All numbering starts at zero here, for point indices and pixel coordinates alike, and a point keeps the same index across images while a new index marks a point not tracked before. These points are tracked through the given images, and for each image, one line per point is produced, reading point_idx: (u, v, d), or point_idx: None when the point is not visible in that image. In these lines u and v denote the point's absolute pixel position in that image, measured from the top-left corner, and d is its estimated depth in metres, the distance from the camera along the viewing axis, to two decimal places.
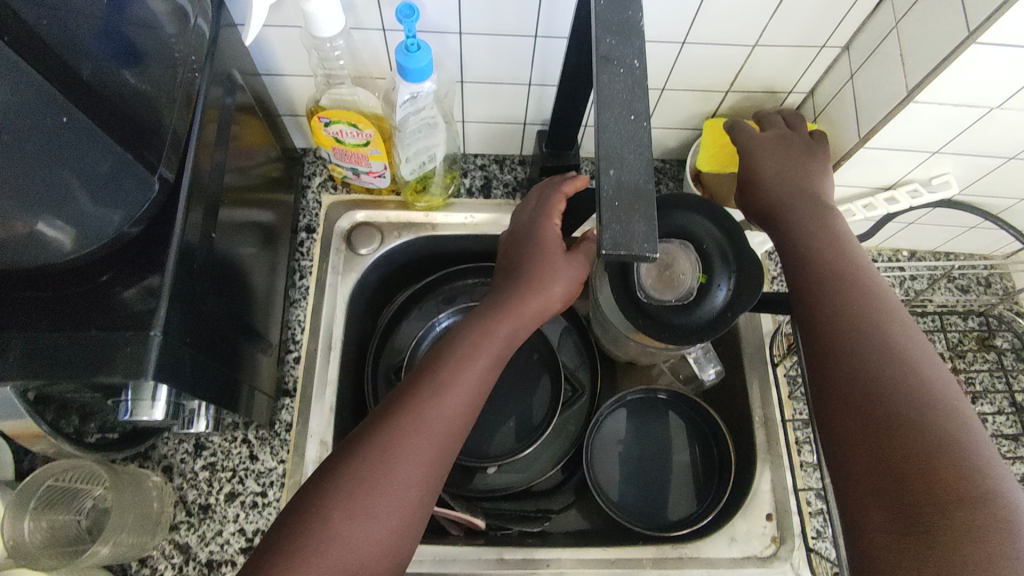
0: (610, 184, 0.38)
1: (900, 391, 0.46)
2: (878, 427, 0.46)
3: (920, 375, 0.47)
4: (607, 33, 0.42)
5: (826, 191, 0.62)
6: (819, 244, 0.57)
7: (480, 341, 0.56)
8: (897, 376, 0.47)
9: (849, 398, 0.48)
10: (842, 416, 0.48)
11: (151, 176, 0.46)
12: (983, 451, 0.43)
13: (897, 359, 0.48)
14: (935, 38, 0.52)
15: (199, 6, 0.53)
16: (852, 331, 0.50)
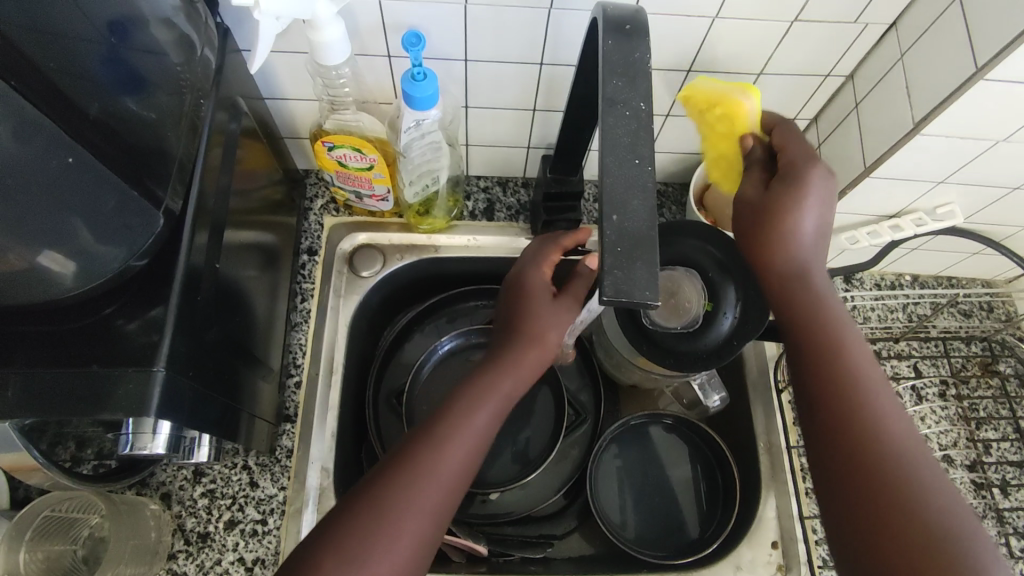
0: (613, 229, 0.38)
1: (875, 428, 0.45)
2: (839, 455, 0.45)
3: (879, 411, 0.45)
4: (613, 76, 0.42)
5: None
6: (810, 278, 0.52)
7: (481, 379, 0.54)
8: (860, 412, 0.45)
9: (833, 452, 0.45)
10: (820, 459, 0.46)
11: (157, 210, 0.45)
12: (944, 489, 0.43)
13: (860, 399, 0.45)
14: (942, 74, 0.53)
15: (205, 37, 0.53)
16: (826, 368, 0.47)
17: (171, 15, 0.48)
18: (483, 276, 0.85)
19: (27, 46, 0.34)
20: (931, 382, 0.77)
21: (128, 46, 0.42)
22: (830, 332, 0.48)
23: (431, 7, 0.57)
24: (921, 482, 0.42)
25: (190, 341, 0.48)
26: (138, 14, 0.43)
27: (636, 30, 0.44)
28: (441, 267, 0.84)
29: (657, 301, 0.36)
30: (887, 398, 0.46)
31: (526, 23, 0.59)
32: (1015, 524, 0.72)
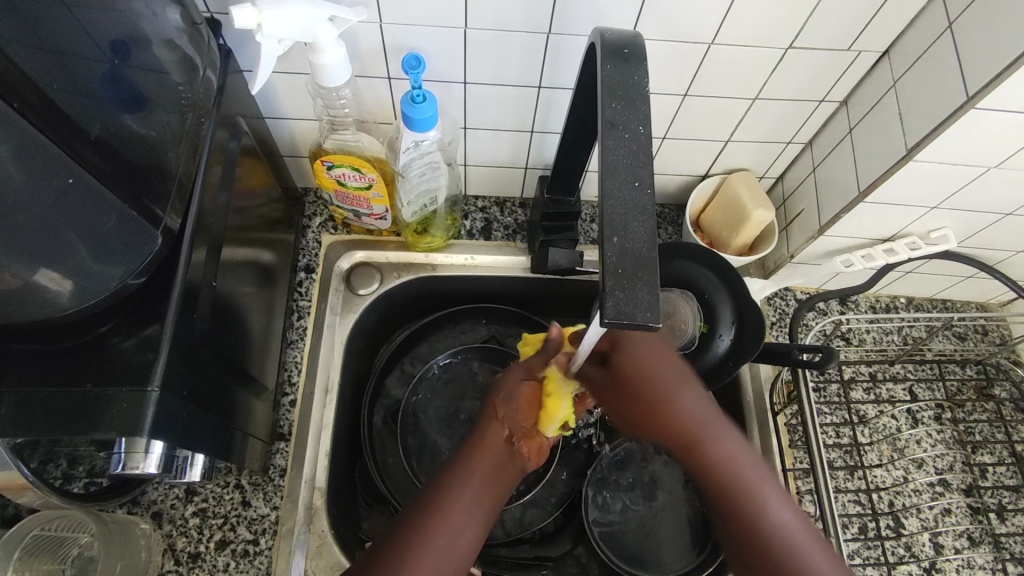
0: (613, 251, 0.37)
1: (719, 473, 0.52)
2: (721, 505, 0.51)
3: (717, 467, 0.52)
4: (611, 100, 0.43)
5: None
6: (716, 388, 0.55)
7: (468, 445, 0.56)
8: (742, 500, 0.50)
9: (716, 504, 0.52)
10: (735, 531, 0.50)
11: (156, 228, 0.45)
12: (790, 529, 0.49)
13: (738, 486, 0.51)
14: (934, 101, 0.54)
15: (208, 59, 0.54)
16: (698, 456, 0.53)
17: (173, 36, 0.48)
18: (480, 294, 0.85)
19: (29, 68, 0.34)
20: (926, 406, 0.77)
21: (130, 66, 0.43)
22: (688, 427, 0.54)
23: (431, 30, 0.58)
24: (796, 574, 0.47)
25: (186, 360, 0.48)
26: (140, 35, 0.44)
27: (634, 54, 0.44)
28: (437, 287, 0.83)
29: (659, 322, 0.35)
30: (747, 462, 0.52)
31: (524, 47, 0.60)
32: (1011, 550, 0.72)
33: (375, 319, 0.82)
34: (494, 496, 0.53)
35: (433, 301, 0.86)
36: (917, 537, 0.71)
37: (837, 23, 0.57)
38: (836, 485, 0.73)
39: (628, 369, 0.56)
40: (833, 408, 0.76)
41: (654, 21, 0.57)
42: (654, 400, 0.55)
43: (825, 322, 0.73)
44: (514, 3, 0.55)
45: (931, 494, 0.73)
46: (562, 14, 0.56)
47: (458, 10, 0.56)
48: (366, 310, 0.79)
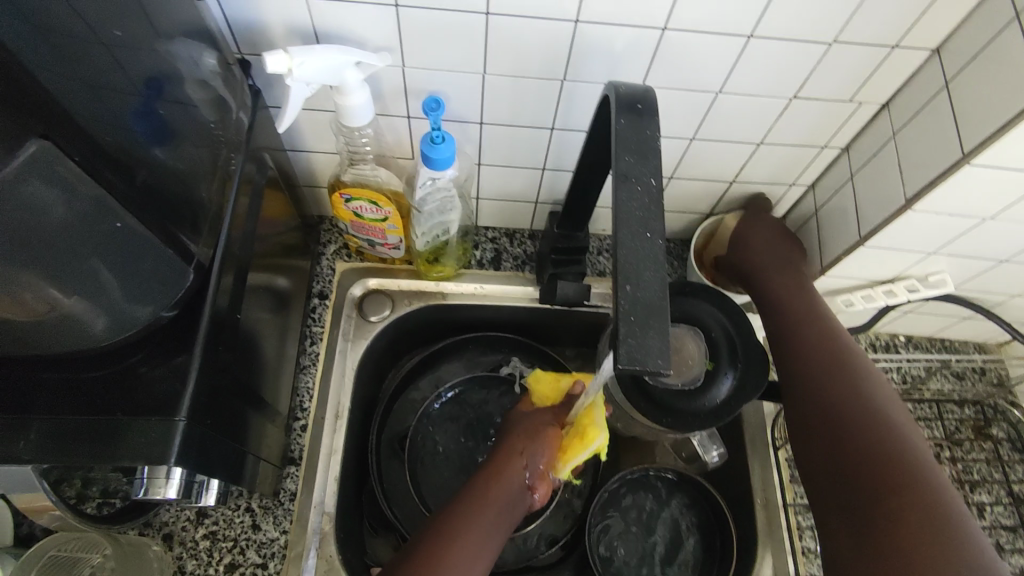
0: (627, 298, 0.40)
1: (833, 396, 0.63)
2: (837, 451, 0.61)
3: (879, 404, 0.62)
4: (624, 153, 0.45)
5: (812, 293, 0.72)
6: (804, 312, 0.70)
7: (487, 475, 0.63)
8: (862, 403, 0.62)
9: (833, 422, 0.62)
10: (829, 458, 0.61)
11: (187, 266, 0.47)
12: (945, 485, 0.56)
13: (874, 408, 0.61)
14: (932, 154, 0.56)
15: (240, 100, 0.57)
16: (828, 375, 0.65)
17: (206, 77, 0.51)
18: (488, 323, 0.87)
19: (86, 118, 0.37)
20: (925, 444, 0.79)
21: (165, 105, 0.46)
22: (883, 408, 0.61)
23: (451, 75, 0.60)
24: (921, 467, 0.57)
25: (209, 390, 0.49)
26: (171, 71, 0.47)
27: (647, 110, 0.46)
28: (447, 314, 0.85)
29: (670, 369, 0.38)
30: (918, 441, 0.59)
31: (540, 92, 0.62)
32: None
33: (385, 346, 0.84)
34: (504, 528, 0.60)
35: (442, 328, 0.88)
36: None
37: (839, 77, 0.59)
38: None
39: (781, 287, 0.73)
40: None
41: (664, 72, 0.60)
42: (835, 363, 0.65)
43: None
44: (531, 52, 0.58)
45: None
46: (577, 63, 0.59)
47: (478, 57, 0.58)
48: (376, 337, 0.81)
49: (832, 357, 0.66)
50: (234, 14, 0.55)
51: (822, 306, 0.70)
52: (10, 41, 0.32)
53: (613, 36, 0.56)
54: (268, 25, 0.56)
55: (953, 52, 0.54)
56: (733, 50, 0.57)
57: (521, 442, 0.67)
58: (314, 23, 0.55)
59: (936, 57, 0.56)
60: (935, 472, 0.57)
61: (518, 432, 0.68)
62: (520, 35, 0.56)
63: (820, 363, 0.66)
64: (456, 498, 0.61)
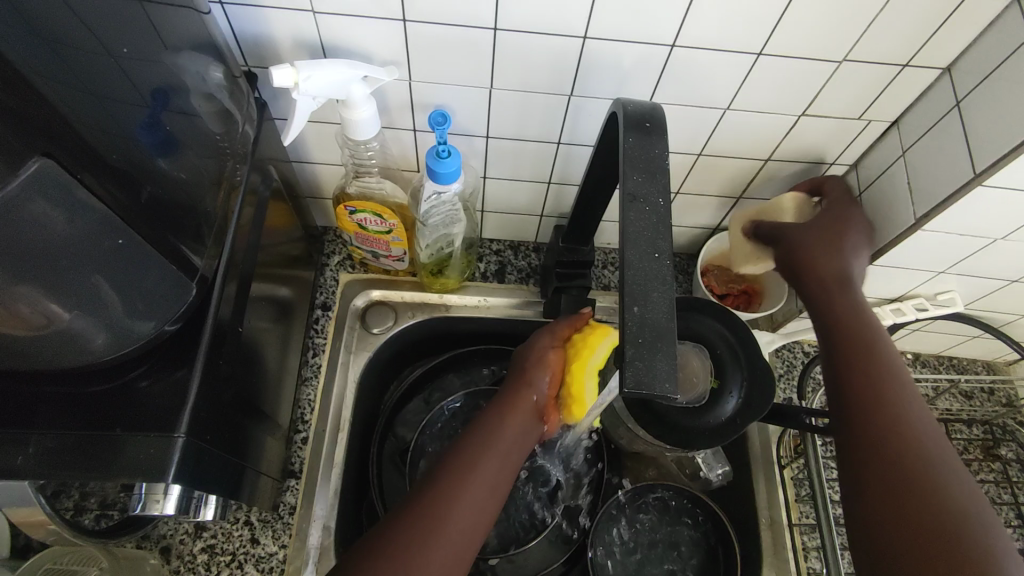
0: (634, 319, 0.39)
1: (868, 385, 0.54)
2: (868, 452, 0.51)
3: (920, 415, 0.52)
4: (633, 171, 0.44)
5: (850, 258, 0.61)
6: (837, 281, 0.59)
7: (482, 436, 0.55)
8: (899, 407, 0.52)
9: (864, 417, 0.52)
10: (857, 459, 0.51)
11: (191, 280, 0.46)
12: (992, 525, 0.47)
13: (906, 409, 0.52)
14: (943, 173, 0.55)
15: (246, 113, 0.56)
16: (854, 361, 0.55)
17: (212, 90, 0.51)
18: (491, 335, 0.87)
19: (90, 134, 0.36)
20: None
21: (171, 118, 0.45)
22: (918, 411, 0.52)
23: (458, 89, 0.60)
24: (966, 505, 0.47)
25: (209, 405, 0.49)
26: (177, 83, 0.46)
27: (655, 127, 0.46)
28: (449, 326, 0.85)
29: (677, 392, 0.37)
30: (959, 465, 0.50)
31: (547, 106, 0.62)
32: None
33: (387, 358, 0.83)
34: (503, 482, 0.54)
35: (445, 340, 0.87)
36: None
37: (848, 95, 0.59)
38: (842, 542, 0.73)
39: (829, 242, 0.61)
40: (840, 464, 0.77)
41: (672, 88, 0.59)
42: (865, 347, 0.55)
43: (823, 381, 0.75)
44: (539, 67, 0.57)
45: None
46: (584, 78, 0.59)
47: (485, 71, 0.58)
48: (378, 349, 0.80)
49: (858, 340, 0.56)
50: (241, 26, 0.54)
51: (857, 281, 0.60)
52: (18, 53, 0.32)
53: (621, 51, 0.55)
54: (275, 38, 0.55)
55: (964, 71, 0.54)
56: (742, 67, 0.56)
57: (517, 387, 0.59)
58: (321, 36, 0.55)
59: (947, 76, 0.56)
60: (982, 508, 0.47)
61: (514, 383, 0.59)
62: (528, 49, 0.55)
63: (846, 352, 0.56)
64: (464, 435, 0.56)
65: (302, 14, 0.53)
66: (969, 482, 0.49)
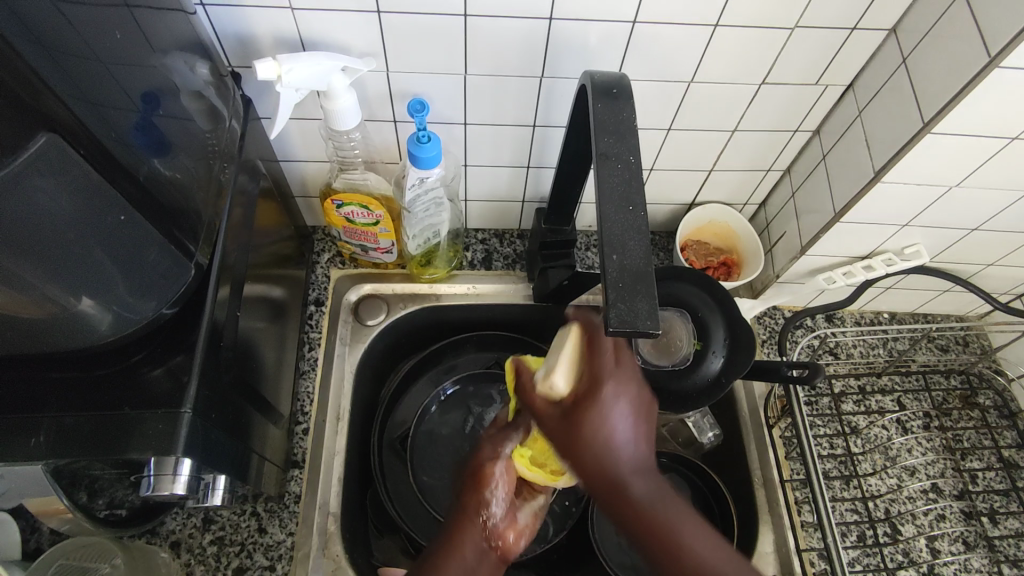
0: (614, 267, 0.42)
1: (593, 458, 0.46)
2: (645, 547, 0.46)
3: (698, 557, 0.45)
4: (604, 134, 0.47)
5: (620, 394, 0.47)
6: (626, 440, 0.46)
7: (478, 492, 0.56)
8: (679, 556, 0.45)
9: (647, 519, 0.45)
10: (643, 517, 0.45)
11: (189, 262, 0.49)
12: None
13: (616, 507, 0.45)
14: (896, 127, 0.59)
15: (232, 109, 0.59)
16: (567, 420, 0.48)
17: (199, 88, 0.53)
18: (483, 323, 0.89)
19: (87, 118, 0.38)
20: (915, 415, 0.81)
21: (161, 117, 0.47)
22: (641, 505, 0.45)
23: (435, 77, 0.63)
24: None
25: (211, 386, 0.51)
26: (165, 84, 0.49)
27: (622, 94, 0.49)
28: (440, 315, 0.87)
29: (658, 328, 0.40)
30: None
31: (521, 89, 0.65)
32: (1005, 552, 0.74)
33: (382, 349, 0.85)
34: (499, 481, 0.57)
35: (437, 330, 0.89)
36: (915, 542, 0.74)
37: (804, 61, 0.62)
38: (833, 494, 0.75)
39: (595, 413, 0.46)
40: (826, 420, 0.80)
41: (638, 63, 0.62)
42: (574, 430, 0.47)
43: (806, 339, 0.78)
44: (509, 50, 0.60)
45: (925, 500, 0.76)
46: (553, 59, 0.62)
47: (459, 58, 0.61)
48: (373, 340, 0.82)
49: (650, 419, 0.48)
50: (223, 25, 0.57)
51: (635, 390, 0.48)
52: (33, 61, 0.34)
53: (588, 30, 0.58)
54: (256, 36, 0.58)
55: (908, 29, 0.57)
56: (701, 39, 0.60)
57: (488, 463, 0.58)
58: (300, 33, 0.58)
59: (893, 37, 0.59)
60: None
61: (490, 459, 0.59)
62: (498, 33, 0.58)
63: (577, 397, 0.48)
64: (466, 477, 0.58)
65: (281, 12, 0.56)
66: None
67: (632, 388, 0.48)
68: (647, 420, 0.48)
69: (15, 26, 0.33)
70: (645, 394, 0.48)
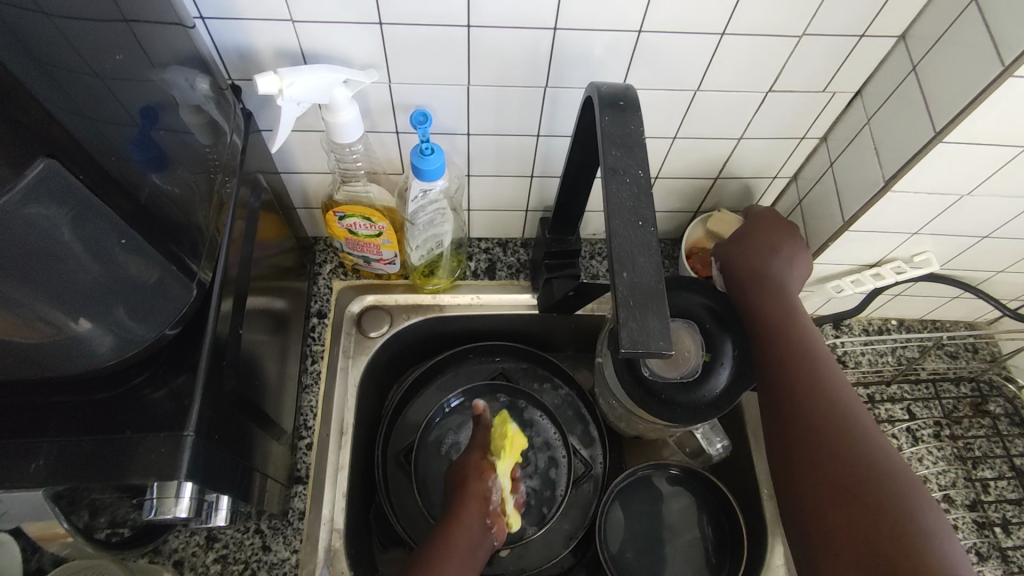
0: (625, 284, 0.41)
1: (777, 321, 0.61)
2: (787, 397, 0.57)
3: (847, 406, 0.54)
4: (611, 147, 0.46)
5: (783, 272, 0.65)
6: (794, 299, 0.62)
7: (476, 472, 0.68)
8: (823, 395, 0.55)
9: (793, 354, 0.58)
10: (784, 364, 0.58)
11: (191, 281, 0.48)
12: (894, 455, 0.52)
13: (800, 359, 0.58)
14: (907, 135, 0.58)
15: (232, 123, 0.58)
16: (745, 279, 0.65)
17: (199, 102, 0.52)
18: (487, 333, 0.88)
19: (84, 139, 0.37)
20: (925, 423, 0.80)
21: (160, 132, 0.47)
22: (789, 326, 0.60)
23: (438, 88, 0.62)
24: (890, 470, 0.51)
25: (214, 407, 0.50)
26: (165, 100, 0.48)
27: (629, 106, 0.48)
28: (444, 326, 0.86)
29: (671, 348, 0.39)
30: (900, 458, 0.52)
31: (525, 99, 0.64)
32: (1019, 563, 0.73)
33: (385, 361, 0.84)
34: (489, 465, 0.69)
35: (441, 341, 0.88)
36: None
37: (811, 68, 0.61)
38: None
39: (779, 232, 0.67)
40: None
41: (643, 72, 0.61)
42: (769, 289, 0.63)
43: None
44: (513, 60, 0.59)
45: None
46: (559, 69, 0.61)
47: (462, 69, 0.60)
48: (376, 352, 0.82)
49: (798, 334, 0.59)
50: (223, 38, 0.56)
51: (801, 271, 0.66)
52: (29, 83, 0.33)
53: (592, 39, 0.57)
54: (256, 49, 0.57)
55: (917, 36, 0.56)
56: (707, 48, 0.59)
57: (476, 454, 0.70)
58: (301, 46, 0.57)
59: (902, 43, 0.58)
60: (898, 456, 0.52)
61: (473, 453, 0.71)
62: (502, 44, 0.58)
63: (744, 273, 0.65)
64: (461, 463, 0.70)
65: (282, 24, 0.55)
66: (913, 480, 0.50)
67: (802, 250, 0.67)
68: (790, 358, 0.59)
69: (9, 44, 0.33)
70: (797, 280, 0.66)
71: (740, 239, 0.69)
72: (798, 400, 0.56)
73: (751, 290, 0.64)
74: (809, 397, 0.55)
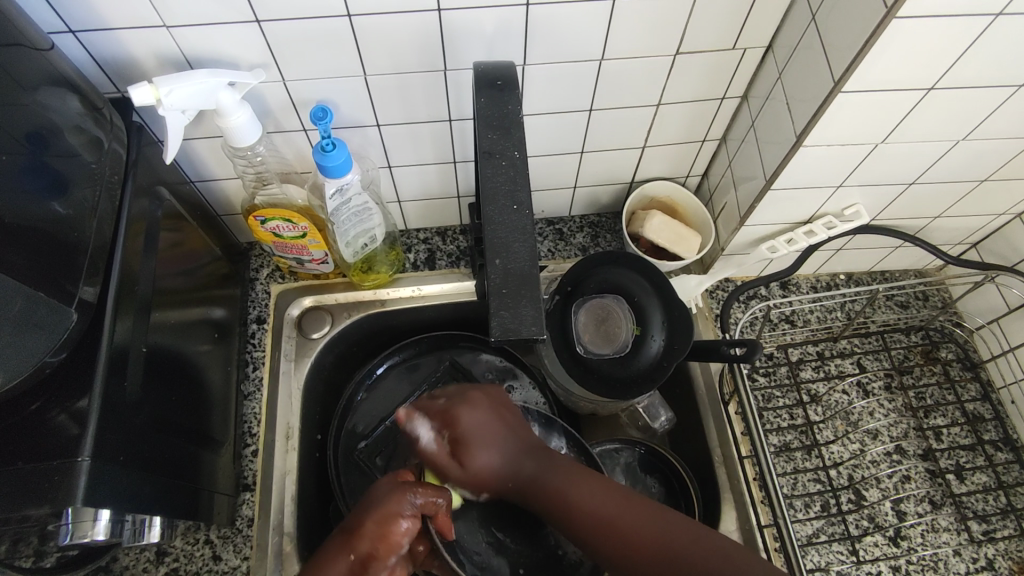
0: (497, 272, 0.41)
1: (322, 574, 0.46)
2: (573, 524, 0.52)
3: (627, 525, 0.50)
4: (487, 130, 0.45)
5: (535, 476, 0.55)
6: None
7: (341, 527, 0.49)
8: (603, 522, 0.51)
9: (607, 523, 0.51)
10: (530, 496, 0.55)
11: (70, 305, 0.47)
12: (660, 541, 0.49)
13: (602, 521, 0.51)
14: (810, 88, 0.56)
15: (112, 132, 0.55)
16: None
17: (79, 120, 0.51)
18: (434, 323, 0.87)
19: None
20: (875, 376, 0.79)
21: (48, 154, 0.48)
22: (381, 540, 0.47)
23: (336, 82, 0.61)
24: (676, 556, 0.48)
25: (117, 428, 0.49)
26: (32, 122, 0.47)
27: (506, 85, 0.46)
28: (389, 320, 0.85)
29: (543, 333, 0.39)
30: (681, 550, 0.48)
31: (426, 84, 0.62)
32: (974, 508, 0.72)
33: (332, 361, 0.83)
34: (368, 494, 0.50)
35: (388, 335, 0.87)
36: (880, 506, 0.72)
37: (714, 27, 0.60)
38: (794, 466, 0.74)
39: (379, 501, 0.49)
40: (785, 390, 0.78)
41: (541, 48, 0.60)
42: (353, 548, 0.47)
43: (751, 310, 0.76)
44: (404, 46, 0.58)
45: (889, 463, 0.75)
46: (454, 51, 0.59)
47: (354, 60, 0.58)
48: (320, 353, 0.81)
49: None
50: (100, 53, 0.55)
51: (541, 476, 0.55)
52: None
53: (481, 18, 0.56)
54: (136, 57, 0.56)
55: None
56: (602, 15, 0.57)
57: (382, 489, 0.51)
58: (183, 51, 0.56)
59: None
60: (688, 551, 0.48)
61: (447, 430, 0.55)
62: (389, 31, 0.56)
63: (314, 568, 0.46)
64: (368, 496, 0.50)
65: (155, 30, 0.53)
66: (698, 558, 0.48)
67: (399, 507, 0.49)
68: (496, 421, 0.57)
69: None
70: (397, 510, 0.48)
71: (359, 515, 0.49)
72: (570, 483, 0.54)
73: (380, 519, 0.48)
74: (609, 535, 0.50)
